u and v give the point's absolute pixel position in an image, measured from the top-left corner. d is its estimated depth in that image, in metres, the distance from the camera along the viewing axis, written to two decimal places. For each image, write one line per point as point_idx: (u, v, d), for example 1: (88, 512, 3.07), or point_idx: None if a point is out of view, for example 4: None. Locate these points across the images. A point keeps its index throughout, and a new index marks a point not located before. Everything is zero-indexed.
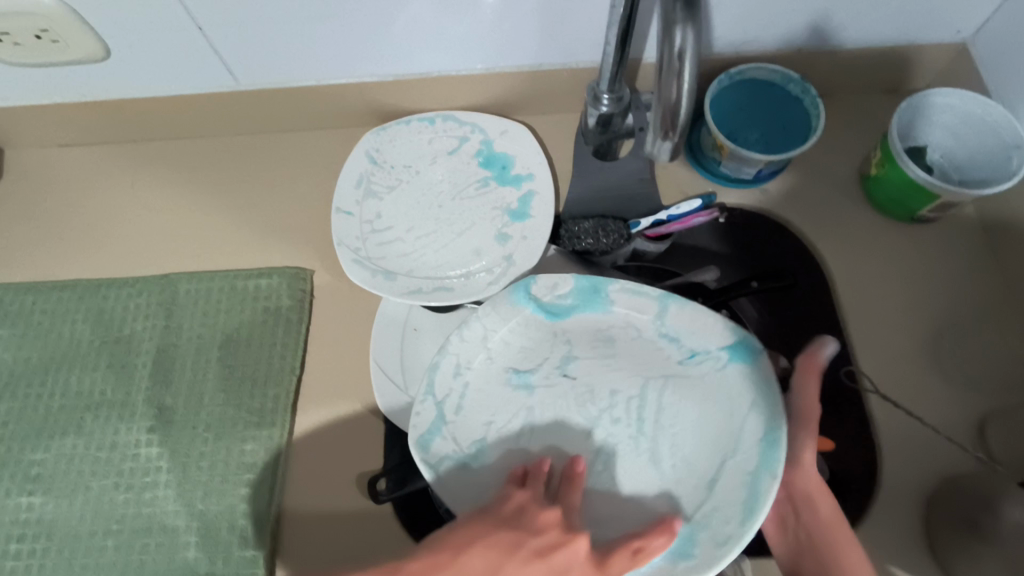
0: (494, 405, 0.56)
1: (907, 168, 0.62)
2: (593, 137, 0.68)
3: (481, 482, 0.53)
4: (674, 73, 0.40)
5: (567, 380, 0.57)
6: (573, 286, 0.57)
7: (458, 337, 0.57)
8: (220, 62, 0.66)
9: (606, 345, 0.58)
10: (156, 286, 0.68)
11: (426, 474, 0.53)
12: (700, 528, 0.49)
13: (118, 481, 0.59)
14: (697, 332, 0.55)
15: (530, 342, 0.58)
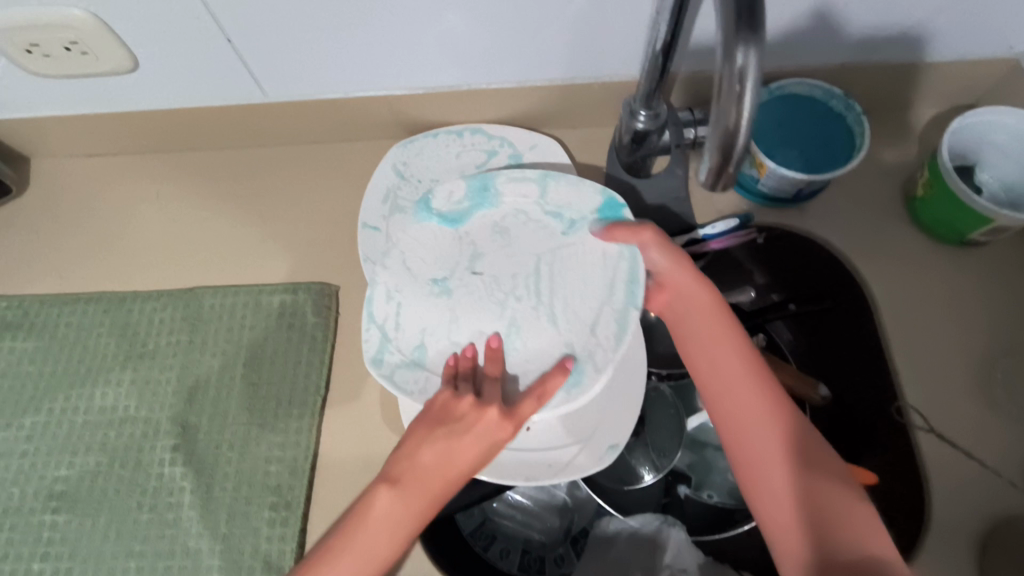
0: (426, 314, 0.61)
1: (959, 191, 0.59)
2: (626, 153, 0.64)
3: (427, 380, 0.59)
4: (734, 96, 0.37)
5: (477, 275, 0.63)
6: (465, 188, 0.64)
7: (382, 266, 0.62)
8: (247, 74, 0.65)
9: (501, 233, 0.64)
10: (181, 301, 0.67)
11: (385, 384, 0.58)
12: (585, 363, 0.59)
13: (141, 500, 0.59)
14: (573, 203, 0.62)
15: (439, 247, 0.63)
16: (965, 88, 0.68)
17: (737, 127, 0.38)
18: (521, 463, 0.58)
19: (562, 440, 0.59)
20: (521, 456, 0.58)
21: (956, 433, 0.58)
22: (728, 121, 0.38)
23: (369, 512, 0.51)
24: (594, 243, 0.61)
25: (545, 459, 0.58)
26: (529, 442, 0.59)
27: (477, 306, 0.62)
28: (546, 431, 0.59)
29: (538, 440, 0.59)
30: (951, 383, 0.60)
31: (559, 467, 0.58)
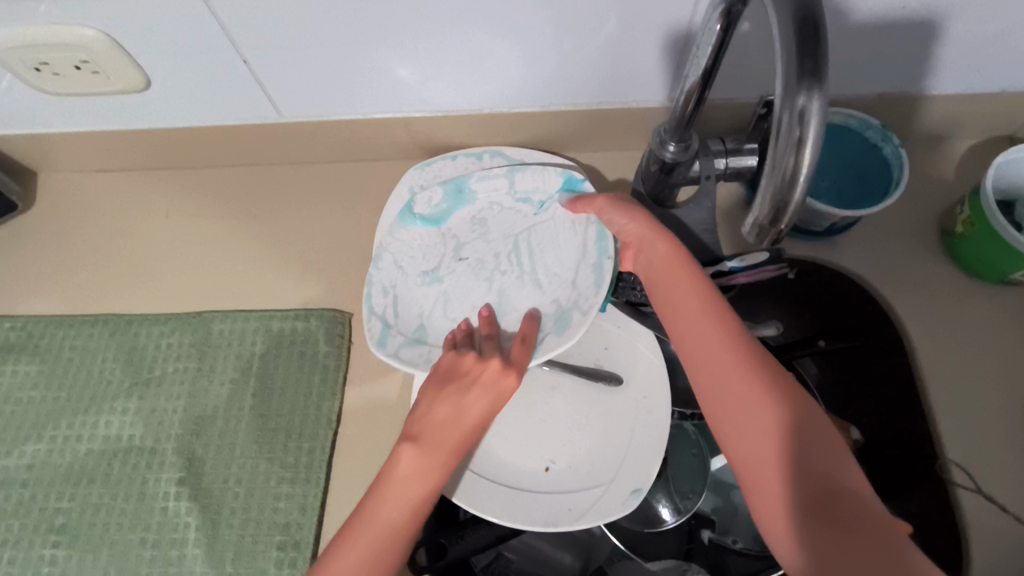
0: (422, 301, 0.63)
1: (1003, 230, 0.56)
2: (653, 180, 0.61)
3: (429, 355, 0.59)
4: (793, 142, 0.34)
5: (461, 261, 0.64)
6: (443, 192, 0.65)
7: (377, 266, 0.63)
8: (262, 94, 0.63)
9: (479, 224, 0.65)
10: (189, 325, 0.65)
11: (391, 363, 0.58)
12: (568, 313, 0.58)
13: (144, 536, 0.57)
14: (539, 186, 0.64)
15: (427, 247, 0.65)
16: (1006, 120, 0.65)
17: (796, 175, 0.35)
18: (539, 506, 0.56)
19: (582, 482, 0.57)
20: (540, 499, 0.57)
21: (994, 486, 0.56)
22: (785, 168, 0.35)
23: (387, 476, 0.49)
24: (563, 214, 0.63)
25: (564, 502, 0.56)
26: (549, 484, 0.57)
27: (464, 285, 0.63)
28: (566, 472, 0.58)
29: (558, 482, 0.57)
30: (990, 431, 0.57)
31: (579, 512, 0.55)
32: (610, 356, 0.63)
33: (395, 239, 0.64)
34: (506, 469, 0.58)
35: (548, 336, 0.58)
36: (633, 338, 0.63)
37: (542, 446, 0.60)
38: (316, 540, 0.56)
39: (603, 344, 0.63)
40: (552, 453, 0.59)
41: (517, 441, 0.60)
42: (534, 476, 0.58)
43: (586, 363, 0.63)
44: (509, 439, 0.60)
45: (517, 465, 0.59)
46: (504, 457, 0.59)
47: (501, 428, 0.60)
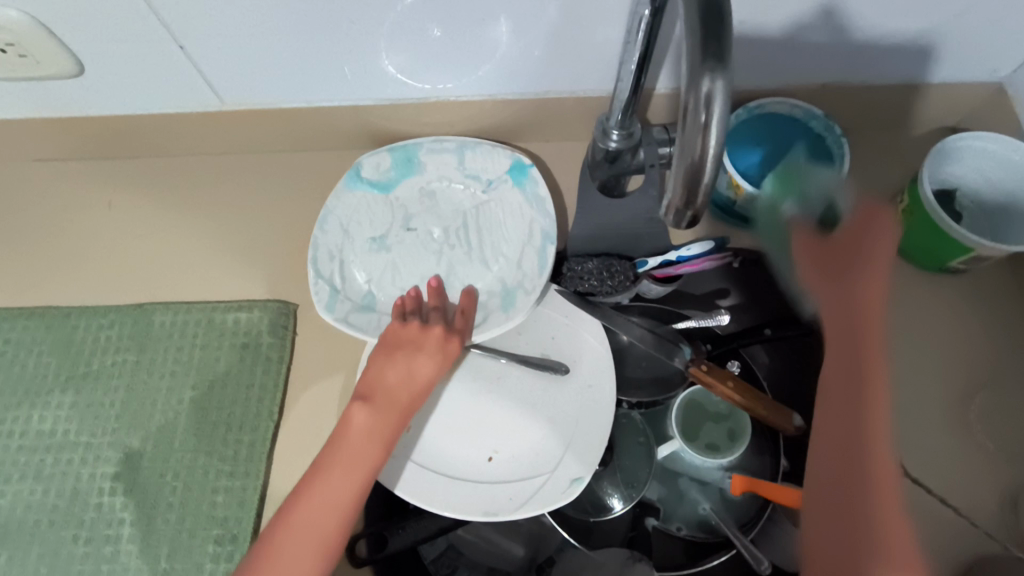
0: (370, 268, 0.63)
1: (937, 218, 0.57)
2: (602, 170, 0.60)
3: (378, 320, 0.61)
4: (699, 126, 0.35)
5: (411, 232, 0.65)
6: (391, 159, 0.66)
7: (322, 230, 0.63)
8: (203, 81, 0.62)
9: (427, 197, 0.66)
10: (129, 318, 0.63)
11: (340, 326, 0.59)
12: (513, 291, 0.62)
13: (78, 533, 0.55)
14: (488, 167, 0.66)
15: (374, 215, 0.65)
16: (947, 111, 0.66)
17: (703, 159, 0.36)
18: (481, 496, 0.56)
19: (525, 471, 0.57)
20: (483, 489, 0.57)
21: (931, 470, 0.56)
22: (693, 152, 0.36)
23: (342, 434, 0.50)
24: (512, 197, 0.65)
25: (505, 492, 0.57)
26: (491, 474, 0.58)
27: (413, 256, 0.64)
28: (509, 462, 0.58)
29: (500, 472, 0.58)
30: (930, 416, 0.58)
31: (520, 501, 0.56)
32: (556, 346, 0.63)
33: (342, 202, 0.65)
34: (450, 460, 0.58)
35: (495, 313, 0.62)
36: (580, 327, 0.63)
37: (486, 436, 0.59)
38: (254, 534, 0.55)
39: (550, 334, 0.63)
40: (496, 443, 0.59)
41: (461, 432, 0.59)
42: (478, 466, 0.58)
43: (532, 352, 0.63)
44: (453, 430, 0.60)
45: (461, 456, 0.58)
46: (448, 449, 0.59)
47: (445, 419, 0.60)
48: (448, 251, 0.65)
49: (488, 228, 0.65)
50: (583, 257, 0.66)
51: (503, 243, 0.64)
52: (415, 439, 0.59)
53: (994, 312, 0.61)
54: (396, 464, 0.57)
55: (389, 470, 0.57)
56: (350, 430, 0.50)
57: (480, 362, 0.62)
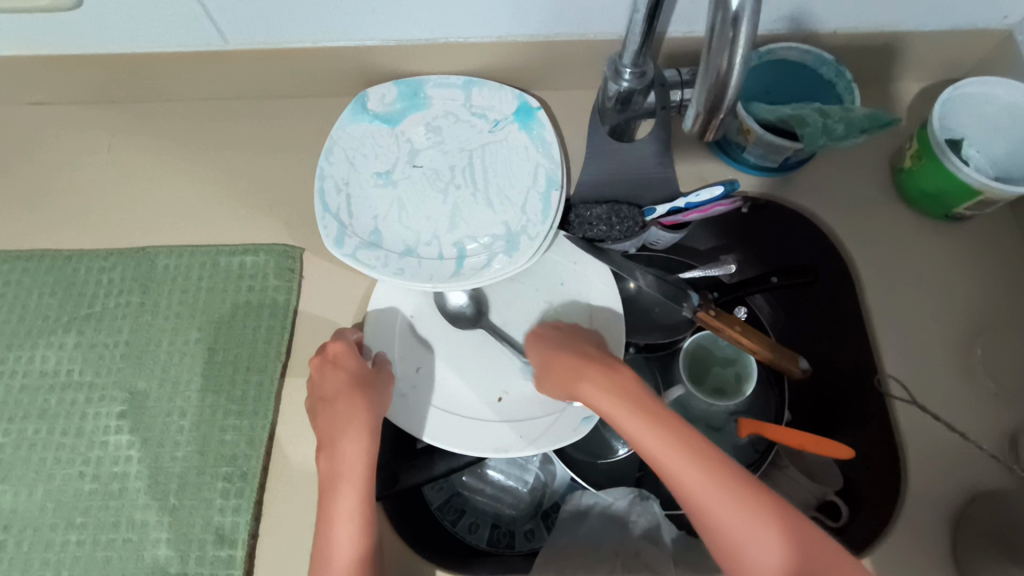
0: (375, 204, 0.63)
1: (945, 160, 0.57)
2: (612, 115, 0.61)
3: (384, 256, 0.60)
4: (726, 43, 0.35)
5: (417, 169, 0.65)
6: (397, 92, 0.66)
7: (328, 162, 0.63)
8: (205, 17, 0.60)
9: (433, 133, 0.66)
10: (132, 260, 0.62)
11: (348, 261, 0.59)
12: (518, 236, 0.61)
13: (83, 470, 0.55)
14: (495, 105, 0.66)
15: (380, 149, 0.65)
16: (955, 60, 0.66)
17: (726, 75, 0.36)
18: (489, 434, 0.57)
19: (534, 411, 0.58)
20: (490, 428, 0.57)
21: (936, 408, 0.56)
22: (719, 68, 0.36)
23: (328, 481, 0.50)
24: (518, 139, 0.65)
25: (512, 430, 0.57)
26: (499, 414, 0.58)
27: (420, 193, 0.64)
28: (518, 402, 0.59)
29: (508, 411, 0.58)
30: (935, 356, 0.58)
31: (530, 439, 0.56)
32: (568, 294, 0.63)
33: (346, 134, 0.65)
34: (458, 397, 0.59)
35: (499, 256, 0.60)
36: (594, 274, 0.63)
37: (495, 377, 0.60)
38: (263, 470, 0.55)
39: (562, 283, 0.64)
40: (505, 384, 0.60)
41: (470, 373, 0.60)
42: (487, 406, 0.58)
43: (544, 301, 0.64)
44: (462, 371, 0.60)
45: (469, 395, 0.59)
46: (456, 387, 0.59)
47: (455, 360, 0.60)
48: (453, 192, 0.64)
49: (495, 169, 0.64)
50: (591, 204, 0.64)
51: (509, 186, 0.63)
52: (425, 378, 0.59)
53: (998, 258, 0.62)
54: (405, 400, 0.58)
55: (395, 405, 0.57)
56: (339, 481, 0.50)
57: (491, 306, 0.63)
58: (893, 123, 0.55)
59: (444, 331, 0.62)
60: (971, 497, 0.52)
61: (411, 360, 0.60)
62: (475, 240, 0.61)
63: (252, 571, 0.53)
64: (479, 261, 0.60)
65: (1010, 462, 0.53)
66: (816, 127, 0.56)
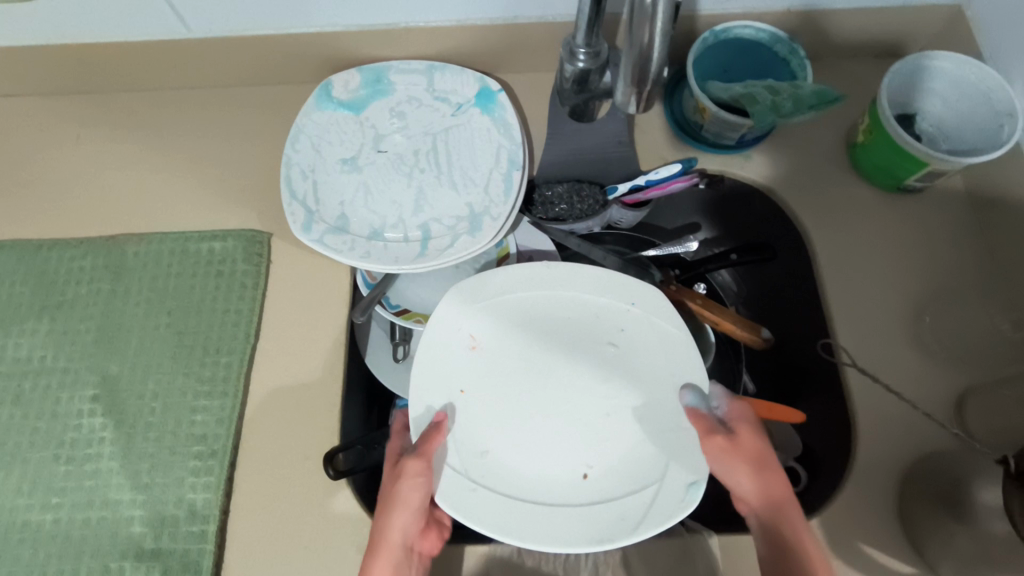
0: (341, 190, 0.64)
1: (893, 133, 0.58)
2: (571, 96, 0.62)
3: (350, 240, 0.61)
4: (647, 17, 0.37)
5: (382, 154, 0.66)
6: (360, 78, 0.67)
7: (293, 148, 0.64)
8: (167, 6, 0.61)
9: (397, 118, 0.67)
10: (102, 248, 0.63)
11: (314, 246, 0.60)
12: (482, 216, 0.62)
13: (58, 452, 0.56)
14: (458, 89, 0.67)
15: (345, 134, 0.66)
16: (908, 36, 0.67)
17: (650, 48, 0.39)
18: (591, 522, 0.49)
19: (628, 486, 0.50)
20: (586, 513, 0.49)
21: (884, 375, 0.58)
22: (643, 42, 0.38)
23: None
24: (480, 122, 0.66)
25: (610, 512, 0.49)
26: (589, 496, 0.50)
27: (386, 178, 0.65)
28: (607, 476, 0.51)
29: (599, 488, 0.51)
30: (886, 326, 0.60)
31: (635, 519, 0.49)
32: (640, 339, 0.54)
33: (312, 120, 0.66)
34: (537, 484, 0.51)
35: (463, 236, 0.61)
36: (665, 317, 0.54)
37: (574, 450, 0.52)
38: (233, 449, 0.56)
39: (631, 326, 0.55)
40: (587, 458, 0.52)
41: (544, 453, 0.52)
42: (573, 487, 0.51)
43: (614, 346, 0.54)
44: (532, 451, 0.52)
45: (553, 479, 0.51)
46: (531, 473, 0.51)
47: (523, 440, 0.52)
48: (417, 177, 0.65)
49: (459, 152, 0.65)
50: (553, 183, 0.67)
51: (473, 169, 0.64)
52: (493, 465, 0.51)
53: (949, 228, 0.63)
54: (477, 494, 0.49)
55: (465, 504, 0.49)
56: None
57: (550, 356, 0.55)
58: (838, 99, 0.56)
59: (502, 407, 0.53)
60: (917, 460, 0.54)
61: (473, 443, 0.51)
62: (440, 223, 0.62)
63: (224, 545, 0.54)
64: (443, 242, 0.61)
65: (956, 430, 0.55)
66: (766, 105, 0.57)
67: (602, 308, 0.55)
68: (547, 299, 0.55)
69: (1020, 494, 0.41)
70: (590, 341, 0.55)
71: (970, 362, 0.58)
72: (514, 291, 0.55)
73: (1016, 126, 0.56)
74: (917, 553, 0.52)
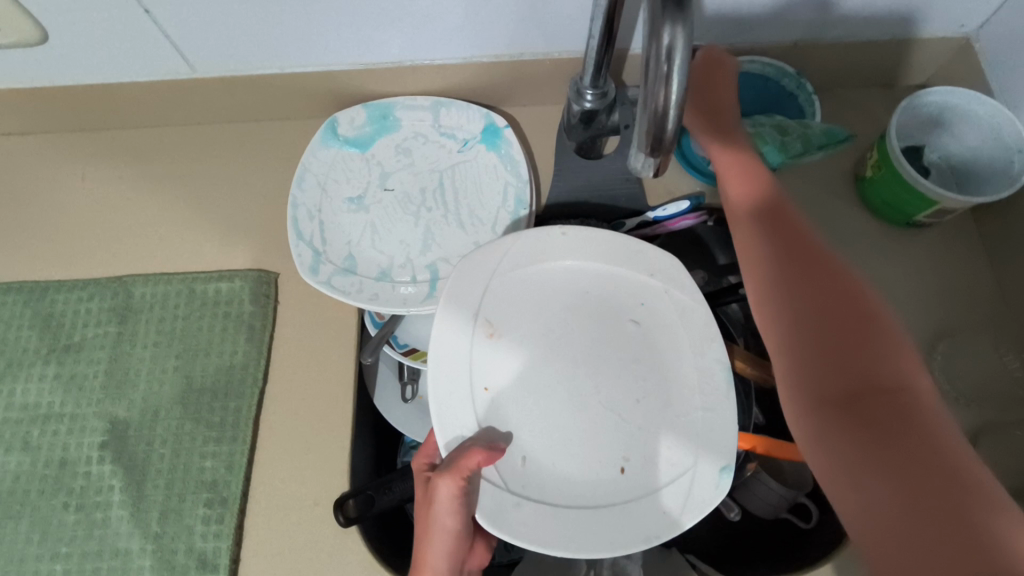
0: (348, 229, 0.63)
1: (903, 171, 0.58)
2: (578, 133, 0.61)
3: (357, 282, 0.61)
4: (661, 78, 0.34)
5: (388, 192, 0.65)
6: (366, 115, 0.67)
7: (300, 188, 0.64)
8: (172, 49, 0.61)
9: (403, 155, 0.67)
10: (109, 290, 0.63)
11: (322, 288, 0.60)
12: None
13: (67, 501, 0.56)
14: (464, 125, 0.67)
15: (351, 172, 0.66)
16: (916, 68, 0.67)
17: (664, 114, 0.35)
18: (635, 520, 0.44)
19: (664, 477, 0.45)
20: (626, 510, 0.45)
21: None
22: (656, 104, 0.35)
23: None
24: (487, 159, 0.66)
25: (652, 510, 0.45)
26: (627, 490, 0.45)
27: (393, 216, 0.64)
28: (644, 468, 0.46)
29: (637, 482, 0.45)
30: None
31: (676, 513, 0.44)
32: (667, 308, 0.49)
33: (317, 158, 0.65)
34: (582, 484, 0.45)
35: None
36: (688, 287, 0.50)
37: (610, 441, 0.46)
38: (243, 495, 0.56)
39: (658, 296, 0.50)
40: (624, 449, 0.46)
41: (582, 445, 0.46)
42: (610, 482, 0.45)
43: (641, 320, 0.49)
44: (576, 448, 0.46)
45: (592, 477, 0.45)
46: (575, 471, 0.45)
47: (563, 435, 0.46)
48: (424, 214, 0.64)
49: (466, 189, 0.65)
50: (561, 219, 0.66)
51: (480, 207, 0.64)
52: (535, 473, 0.45)
53: (958, 262, 0.63)
54: (522, 510, 0.44)
55: (512, 524, 0.44)
56: None
57: (574, 337, 0.48)
58: (848, 138, 0.57)
59: (536, 405, 0.46)
60: None
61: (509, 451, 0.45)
62: (448, 263, 0.62)
63: None
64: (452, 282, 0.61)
65: None
66: (774, 145, 0.57)
67: (624, 279, 0.50)
68: (564, 274, 0.50)
69: None
70: (614, 314, 0.49)
71: (983, 401, 0.57)
72: (526, 263, 0.50)
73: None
74: None
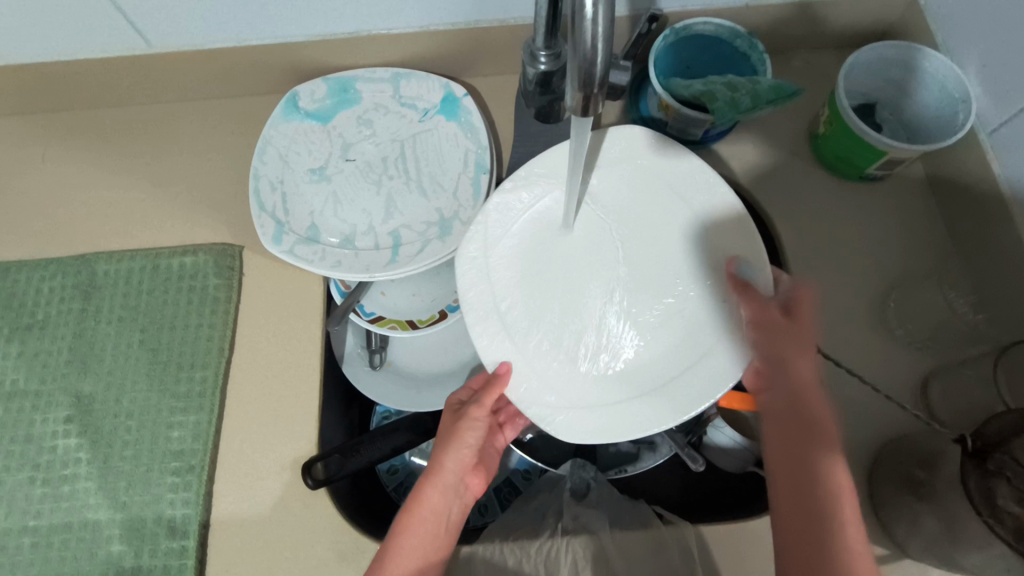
0: (311, 199, 0.64)
1: (853, 126, 0.59)
2: (535, 98, 0.60)
3: (320, 250, 0.61)
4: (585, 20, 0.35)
5: (350, 162, 0.66)
6: (326, 88, 0.67)
7: (261, 161, 0.64)
8: (126, 24, 0.60)
9: (364, 126, 0.67)
10: (72, 267, 0.63)
11: (284, 257, 0.60)
12: (452, 220, 0.62)
13: (33, 475, 0.56)
14: (423, 95, 0.67)
15: (312, 144, 0.66)
16: (868, 25, 0.68)
17: (593, 56, 0.36)
18: (548, 393, 0.46)
19: (586, 388, 0.46)
20: (553, 387, 0.46)
21: (849, 355, 0.60)
22: (584, 48, 0.36)
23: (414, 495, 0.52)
24: (446, 127, 0.66)
25: (579, 399, 0.46)
26: (564, 369, 0.47)
27: (355, 186, 0.65)
28: (587, 375, 0.46)
29: (581, 375, 0.47)
30: (851, 312, 0.61)
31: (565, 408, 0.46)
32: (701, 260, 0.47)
33: (278, 131, 0.65)
34: (544, 337, 0.48)
35: (433, 241, 0.62)
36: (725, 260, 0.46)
37: (586, 331, 0.47)
38: (211, 464, 0.57)
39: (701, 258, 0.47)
40: (592, 342, 0.47)
41: (568, 312, 0.48)
42: (566, 358, 0.47)
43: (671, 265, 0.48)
44: (559, 313, 0.48)
45: (557, 340, 0.48)
46: (541, 332, 0.48)
47: (562, 300, 0.48)
48: (386, 184, 0.65)
49: (428, 156, 0.66)
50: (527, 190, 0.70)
51: (442, 173, 0.65)
52: (517, 307, 0.48)
53: (909, 214, 0.65)
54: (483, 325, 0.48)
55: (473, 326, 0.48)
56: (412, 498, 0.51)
57: (589, 250, 0.49)
58: (797, 92, 0.57)
59: (561, 269, 0.49)
60: (886, 443, 0.56)
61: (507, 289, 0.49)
62: (412, 228, 0.63)
63: (206, 559, 0.55)
64: (414, 248, 0.62)
65: (919, 411, 0.57)
66: (725, 103, 0.58)
67: (695, 235, 0.47)
68: (643, 214, 0.49)
69: (975, 470, 0.42)
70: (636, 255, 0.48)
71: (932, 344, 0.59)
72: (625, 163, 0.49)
73: (970, 112, 0.57)
74: (887, 535, 0.54)
